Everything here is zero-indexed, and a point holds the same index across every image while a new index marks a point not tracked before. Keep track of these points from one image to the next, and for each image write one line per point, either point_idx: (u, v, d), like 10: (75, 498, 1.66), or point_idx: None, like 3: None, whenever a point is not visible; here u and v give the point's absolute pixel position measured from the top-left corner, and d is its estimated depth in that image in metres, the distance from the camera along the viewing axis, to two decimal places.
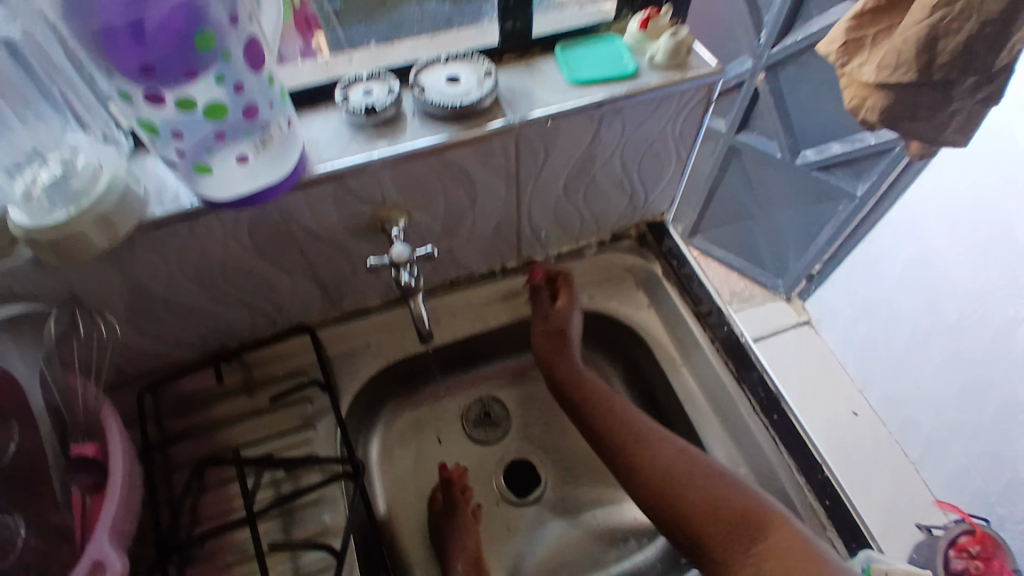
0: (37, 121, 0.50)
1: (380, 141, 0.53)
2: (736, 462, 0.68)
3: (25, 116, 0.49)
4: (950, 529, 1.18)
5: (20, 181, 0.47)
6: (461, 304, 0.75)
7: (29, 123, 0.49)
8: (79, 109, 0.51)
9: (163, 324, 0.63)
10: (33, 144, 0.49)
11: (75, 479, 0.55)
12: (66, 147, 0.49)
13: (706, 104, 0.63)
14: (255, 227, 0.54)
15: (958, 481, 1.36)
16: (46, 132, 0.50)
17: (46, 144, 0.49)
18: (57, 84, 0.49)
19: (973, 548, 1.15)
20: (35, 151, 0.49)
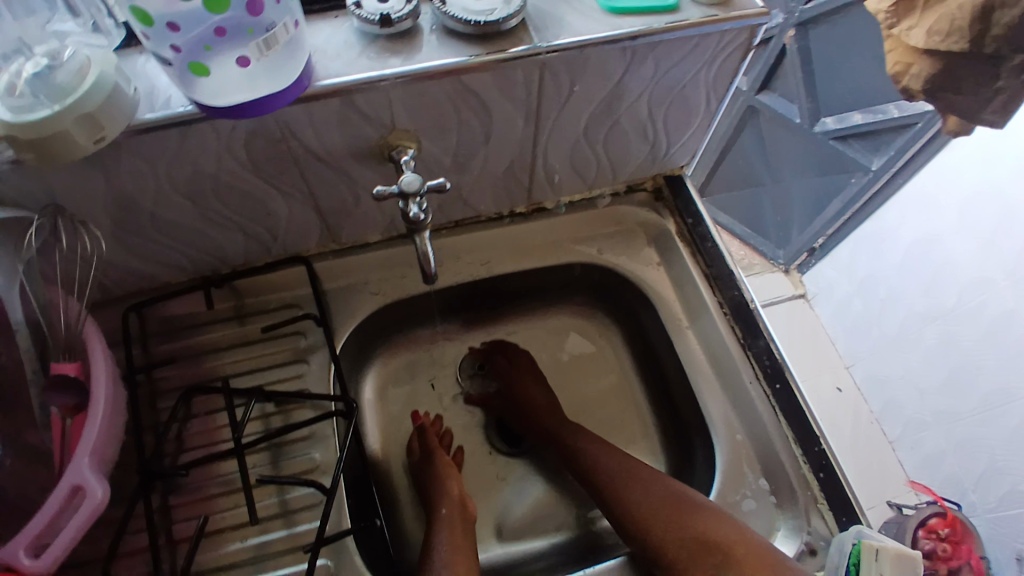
0: (28, 14, 0.46)
1: (393, 58, 0.49)
2: (732, 428, 0.66)
3: (14, 9, 0.46)
4: (922, 511, 1.26)
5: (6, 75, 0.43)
6: (465, 246, 0.72)
7: (19, 17, 0.46)
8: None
9: (151, 243, 0.59)
10: (22, 34, 0.45)
11: (54, 398, 0.52)
12: (53, 39, 0.45)
13: (746, 50, 0.58)
14: (253, 143, 0.50)
15: (935, 462, 1.37)
16: (33, 23, 0.46)
17: (30, 35, 0.46)
18: None
19: (943, 530, 1.22)
20: (21, 43, 0.45)
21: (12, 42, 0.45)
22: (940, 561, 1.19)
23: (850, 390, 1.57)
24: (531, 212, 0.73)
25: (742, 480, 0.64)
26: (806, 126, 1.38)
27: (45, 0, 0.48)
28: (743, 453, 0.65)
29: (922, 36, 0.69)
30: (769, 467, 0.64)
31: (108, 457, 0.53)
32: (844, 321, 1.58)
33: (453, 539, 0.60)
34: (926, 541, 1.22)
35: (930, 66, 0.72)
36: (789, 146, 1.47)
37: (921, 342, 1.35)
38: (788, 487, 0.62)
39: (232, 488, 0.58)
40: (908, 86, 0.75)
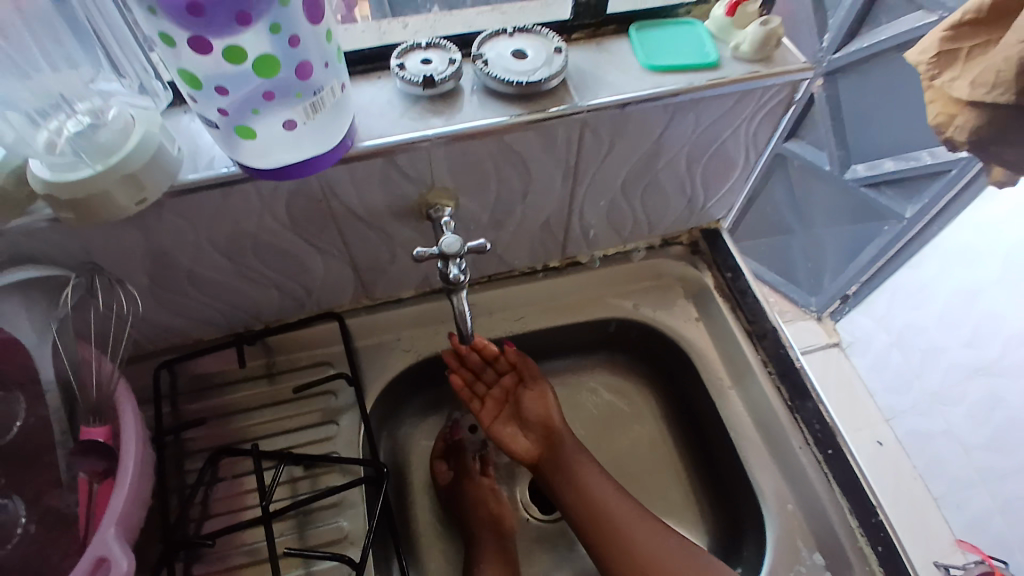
0: (67, 64, 0.44)
1: (435, 119, 0.48)
2: (783, 498, 0.61)
3: (54, 60, 0.44)
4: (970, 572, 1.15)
5: (45, 131, 0.44)
6: (498, 303, 0.70)
7: (58, 68, 0.44)
8: (114, 51, 0.48)
9: (187, 299, 0.58)
10: (55, 84, 0.44)
11: (81, 462, 0.52)
12: (96, 95, 0.45)
13: (787, 105, 0.57)
14: (293, 201, 0.50)
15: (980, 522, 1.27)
16: (73, 78, 0.45)
17: (71, 87, 0.45)
18: (87, 10, 0.44)
19: None
20: (60, 97, 0.44)
21: (51, 95, 0.44)
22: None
23: (891, 443, 1.45)
24: (566, 266, 0.71)
25: (796, 556, 0.59)
26: (837, 173, 1.36)
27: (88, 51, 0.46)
28: (796, 526, 0.60)
29: (964, 84, 0.67)
30: (825, 542, 0.59)
31: (135, 525, 0.51)
32: (883, 375, 1.50)
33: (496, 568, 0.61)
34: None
35: (976, 118, 0.70)
36: (823, 195, 1.44)
37: (964, 397, 1.33)
38: (846, 563, 0.58)
39: (258, 558, 0.55)
40: (952, 138, 0.74)
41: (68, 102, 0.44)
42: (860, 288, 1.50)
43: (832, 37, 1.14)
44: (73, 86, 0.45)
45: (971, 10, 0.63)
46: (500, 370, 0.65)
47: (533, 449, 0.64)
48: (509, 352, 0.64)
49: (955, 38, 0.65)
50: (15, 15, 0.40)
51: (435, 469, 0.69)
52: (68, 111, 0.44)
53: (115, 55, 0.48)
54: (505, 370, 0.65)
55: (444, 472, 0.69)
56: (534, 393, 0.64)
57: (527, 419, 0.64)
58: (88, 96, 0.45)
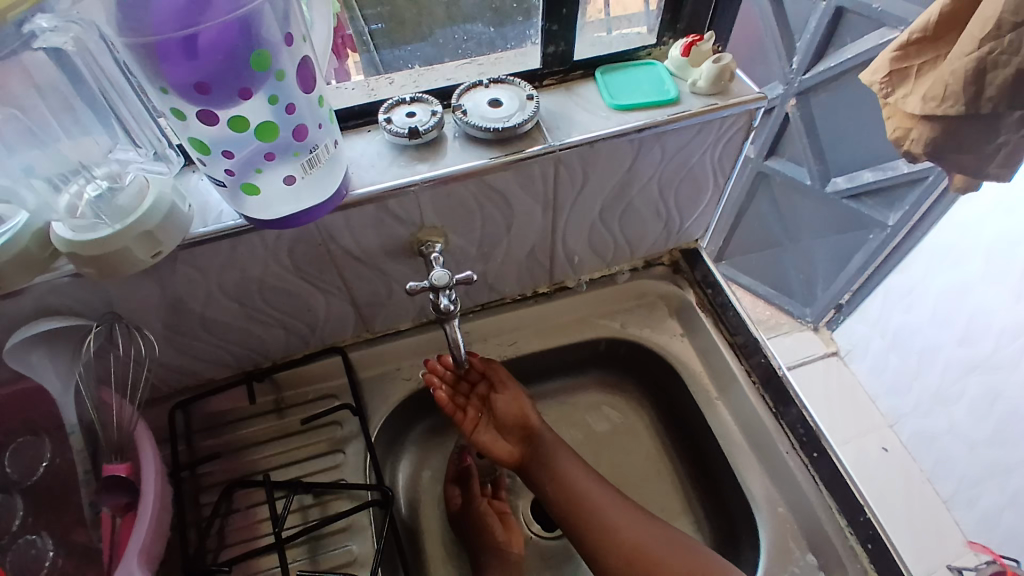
0: (82, 134, 0.48)
1: (421, 165, 0.53)
2: (773, 501, 0.64)
3: (70, 130, 0.47)
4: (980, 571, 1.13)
5: (67, 195, 0.48)
6: (493, 329, 0.74)
7: (74, 136, 0.48)
8: (129, 124, 0.49)
9: (199, 342, 0.63)
10: (74, 153, 0.48)
11: (105, 498, 0.56)
12: (115, 163, 0.49)
13: (747, 132, 0.62)
14: (295, 247, 0.54)
15: (987, 520, 1.27)
16: (92, 146, 0.49)
17: (89, 155, 0.49)
18: (103, 89, 0.46)
19: None
20: (80, 165, 0.48)
21: (69, 162, 0.48)
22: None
23: (897, 449, 1.47)
24: (554, 292, 0.75)
25: (789, 557, 0.61)
26: (818, 187, 1.40)
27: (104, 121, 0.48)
28: (788, 528, 0.63)
29: (917, 102, 0.74)
30: (817, 542, 0.62)
31: (157, 556, 0.55)
32: (882, 379, 1.51)
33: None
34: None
35: (928, 131, 0.77)
36: (805, 208, 1.49)
37: (964, 396, 1.27)
38: (838, 561, 0.60)
39: None
40: (910, 150, 0.81)
41: (86, 168, 0.49)
42: (851, 297, 1.54)
43: (800, 60, 1.25)
44: (92, 152, 0.49)
45: (917, 32, 0.73)
46: (468, 377, 0.66)
47: (516, 452, 0.66)
48: (476, 361, 0.66)
49: (906, 58, 0.75)
50: (33, 92, 0.44)
51: (448, 495, 0.71)
52: (88, 176, 0.49)
53: (130, 126, 0.49)
54: (474, 377, 0.66)
55: (457, 499, 0.70)
56: (507, 399, 0.66)
57: (505, 425, 0.66)
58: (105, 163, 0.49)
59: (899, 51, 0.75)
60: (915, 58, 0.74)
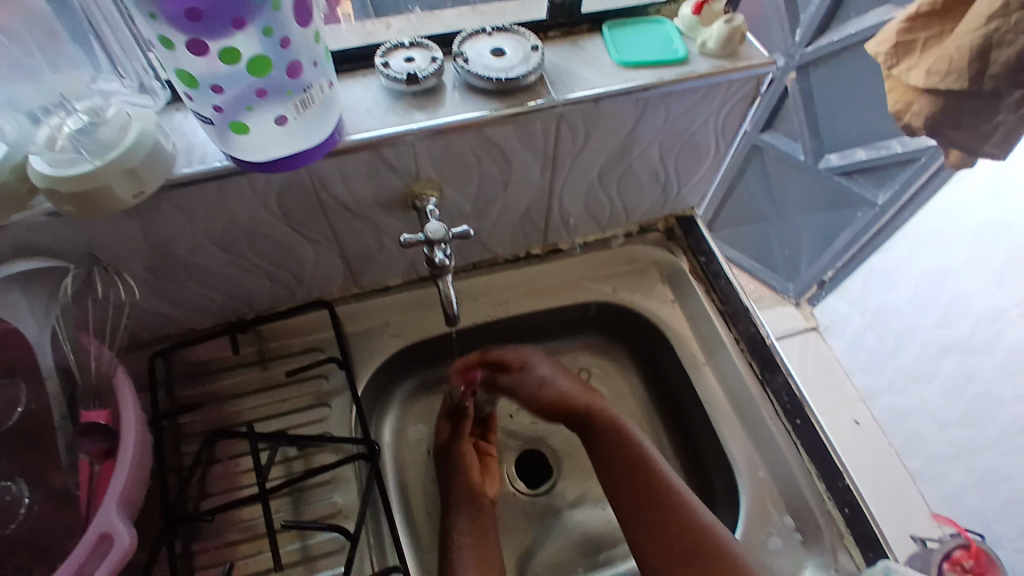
0: (64, 66, 0.47)
1: (419, 114, 0.51)
2: (755, 466, 0.66)
3: (52, 61, 0.47)
4: (946, 543, 1.21)
5: (46, 127, 0.46)
6: (483, 288, 0.73)
7: (56, 68, 0.47)
8: (115, 53, 0.50)
9: (182, 289, 0.61)
10: (56, 83, 0.47)
11: (84, 442, 0.55)
12: (97, 95, 0.48)
13: (753, 98, 0.60)
14: (285, 193, 0.52)
15: (956, 496, 1.31)
16: (76, 77, 0.48)
17: (73, 89, 0.47)
18: (93, 18, 0.47)
19: (967, 562, 1.17)
20: (62, 97, 0.47)
21: (51, 94, 0.47)
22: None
23: (868, 424, 1.50)
24: (548, 254, 0.74)
25: (768, 519, 0.63)
26: (811, 162, 1.39)
27: (88, 55, 0.49)
28: (767, 493, 0.64)
29: (921, 75, 0.73)
30: (795, 505, 0.63)
31: (135, 502, 0.55)
32: (857, 356, 1.53)
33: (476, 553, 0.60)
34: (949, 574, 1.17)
35: (930, 104, 0.76)
36: (795, 183, 1.48)
37: (937, 375, 1.30)
38: (815, 525, 0.62)
39: (256, 533, 0.59)
40: (909, 123, 0.79)
41: (68, 101, 0.47)
42: (834, 274, 1.55)
43: (803, 32, 1.22)
44: (77, 86, 0.47)
45: (927, 4, 0.72)
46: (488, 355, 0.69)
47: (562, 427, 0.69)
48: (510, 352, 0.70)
49: (912, 30, 0.74)
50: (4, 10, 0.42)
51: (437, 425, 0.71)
52: (69, 109, 0.46)
53: (115, 56, 0.50)
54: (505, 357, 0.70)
55: (444, 428, 0.70)
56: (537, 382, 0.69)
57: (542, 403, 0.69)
58: (85, 95, 0.47)
59: (903, 25, 0.74)
60: (921, 32, 0.73)
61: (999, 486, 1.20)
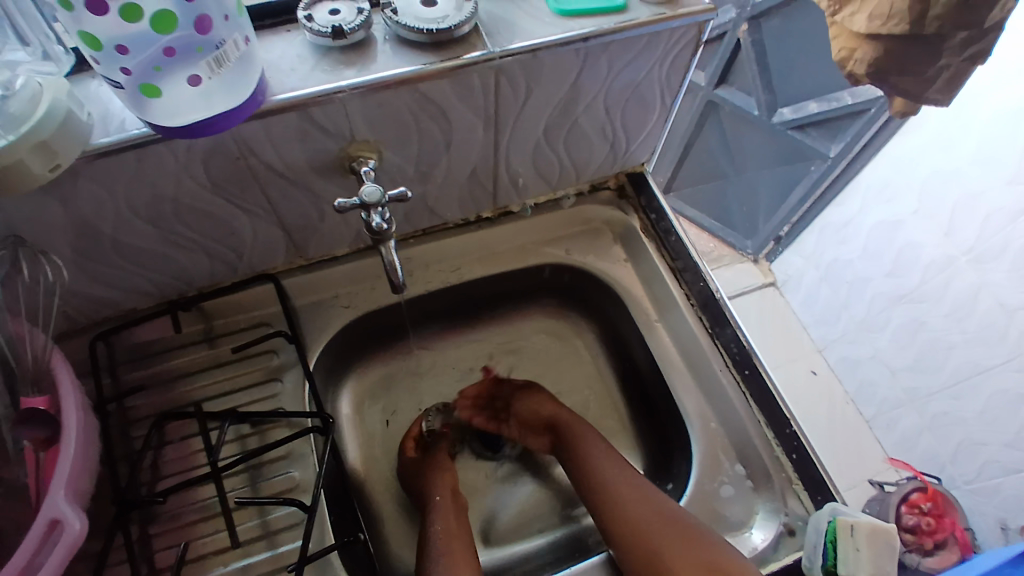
0: None
1: (348, 70, 0.49)
2: (706, 417, 0.67)
3: None
4: (903, 486, 1.15)
5: None
6: (435, 254, 0.72)
7: None
8: (16, 19, 0.47)
9: (115, 268, 0.58)
10: None
11: (24, 432, 0.51)
12: (4, 67, 0.44)
13: (696, 46, 0.59)
14: (210, 160, 0.50)
15: (909, 439, 1.37)
16: None
17: None
18: None
19: (925, 504, 1.13)
20: None
21: None
22: (924, 536, 1.09)
23: (825, 373, 1.55)
24: (499, 216, 0.73)
25: (719, 468, 0.64)
26: (765, 117, 1.40)
27: None
28: (719, 442, 0.66)
29: (863, 20, 0.73)
30: (744, 452, 0.65)
31: (84, 491, 0.53)
32: (813, 309, 1.57)
33: (446, 527, 0.62)
34: (909, 517, 1.12)
35: (873, 51, 0.76)
36: (750, 139, 1.49)
37: (888, 324, 1.34)
38: (764, 472, 0.64)
39: (210, 514, 0.58)
40: (854, 70, 0.79)
41: None
42: (791, 228, 1.58)
43: None
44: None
45: None
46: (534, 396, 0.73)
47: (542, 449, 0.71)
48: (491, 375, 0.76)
49: None
50: None
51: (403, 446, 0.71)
52: None
53: (18, 24, 0.47)
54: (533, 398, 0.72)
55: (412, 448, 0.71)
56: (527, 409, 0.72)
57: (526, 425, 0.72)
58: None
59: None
60: None
61: (948, 429, 1.26)
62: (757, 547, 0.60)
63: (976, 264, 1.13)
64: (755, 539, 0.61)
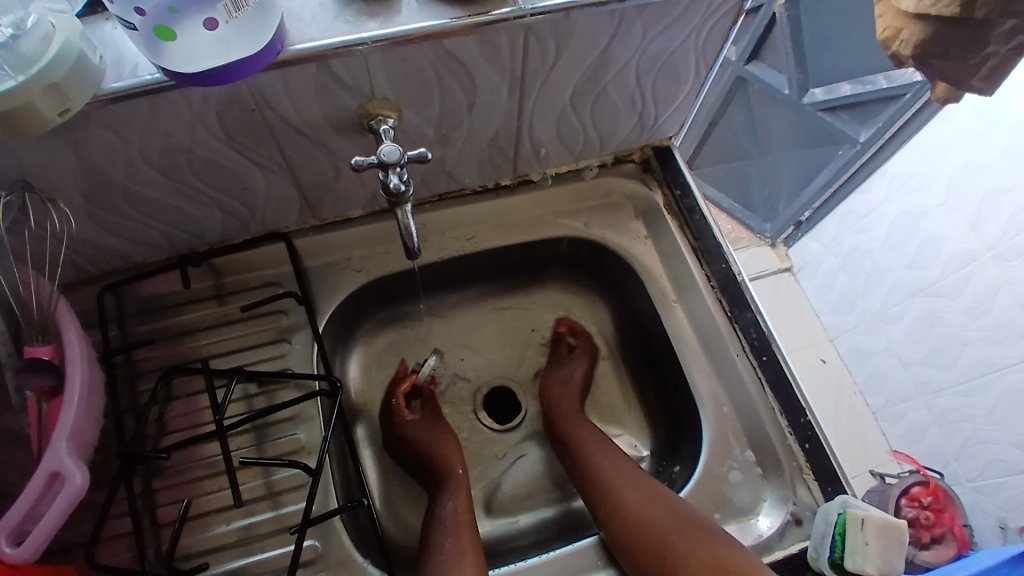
0: None
1: (371, 22, 0.47)
2: (719, 402, 0.65)
3: None
4: (904, 479, 1.13)
5: None
6: (450, 222, 0.71)
7: None
8: None
9: (126, 219, 0.57)
10: None
11: (28, 380, 0.51)
12: (16, 5, 0.40)
13: (737, 15, 0.55)
14: (225, 110, 0.48)
15: (915, 434, 1.35)
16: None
17: None
18: None
19: (926, 499, 1.10)
20: None
21: None
22: (923, 530, 1.08)
23: (835, 361, 1.52)
24: (518, 185, 0.71)
25: (728, 452, 0.63)
26: (795, 97, 1.34)
27: None
28: (729, 426, 0.64)
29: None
30: (756, 439, 0.63)
31: (88, 442, 0.53)
32: (829, 296, 1.53)
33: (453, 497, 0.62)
34: (909, 509, 1.10)
35: (920, 31, 0.69)
36: (778, 119, 1.44)
37: (904, 317, 1.31)
38: (774, 459, 0.62)
39: (216, 471, 0.58)
40: (897, 53, 0.72)
41: None
42: (812, 213, 1.54)
43: None
44: None
45: None
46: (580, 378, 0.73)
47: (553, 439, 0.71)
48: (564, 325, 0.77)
49: None
50: None
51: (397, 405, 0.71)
52: None
53: None
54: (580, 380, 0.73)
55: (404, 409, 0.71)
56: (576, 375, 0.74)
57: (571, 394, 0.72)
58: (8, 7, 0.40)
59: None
60: None
61: (955, 425, 1.24)
62: (763, 534, 0.59)
63: (998, 262, 1.09)
64: (761, 526, 0.60)
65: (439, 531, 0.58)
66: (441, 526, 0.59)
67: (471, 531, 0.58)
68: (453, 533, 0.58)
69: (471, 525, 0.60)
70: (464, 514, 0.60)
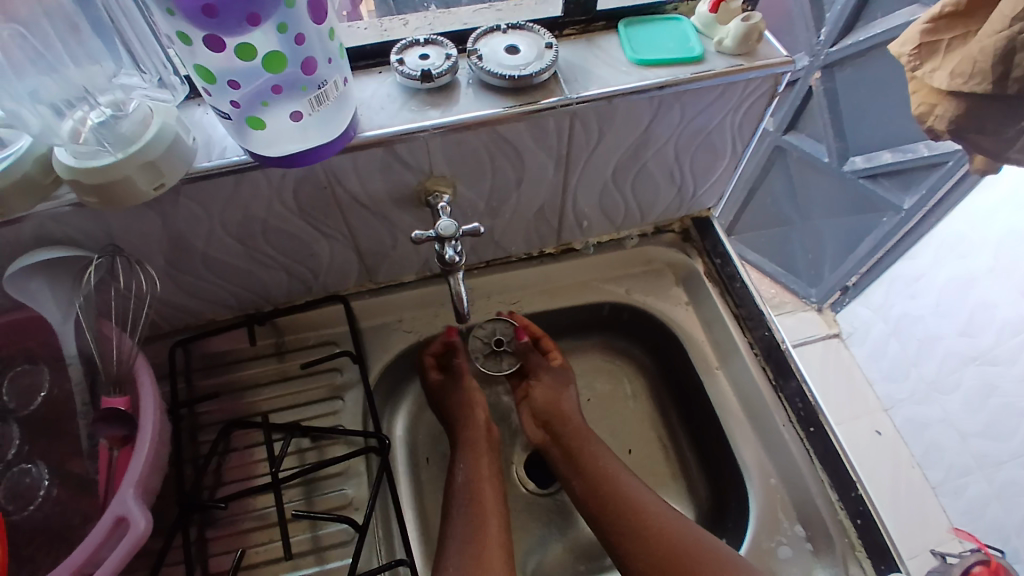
0: (89, 61, 0.47)
1: (432, 111, 0.52)
2: (766, 472, 0.65)
3: (77, 57, 0.46)
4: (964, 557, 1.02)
5: (71, 120, 0.47)
6: (496, 287, 0.74)
7: (81, 63, 0.46)
8: (134, 47, 0.49)
9: (201, 281, 0.62)
10: (79, 78, 0.47)
11: (103, 428, 0.53)
12: (117, 88, 0.48)
13: (771, 97, 0.59)
14: (300, 187, 0.53)
15: (977, 511, 1.26)
16: (98, 72, 0.47)
17: (93, 82, 0.47)
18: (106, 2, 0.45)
19: None
20: (86, 91, 0.47)
21: (75, 89, 0.47)
22: None
23: (890, 432, 1.45)
24: (562, 253, 0.75)
25: (777, 527, 0.62)
26: (834, 165, 1.36)
27: (108, 46, 0.48)
28: (777, 500, 0.63)
29: (944, 77, 0.69)
30: (805, 513, 0.62)
31: (151, 489, 0.55)
32: (880, 364, 1.49)
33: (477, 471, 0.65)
34: None
35: (954, 108, 0.72)
36: (818, 185, 1.46)
37: (959, 386, 1.27)
38: (826, 534, 0.61)
39: (266, 522, 0.60)
40: (932, 126, 0.76)
41: (91, 95, 0.47)
42: (859, 279, 1.51)
43: (829, 31, 1.18)
44: (96, 79, 0.47)
45: (951, 4, 0.68)
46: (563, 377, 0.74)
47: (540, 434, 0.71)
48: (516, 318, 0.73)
49: (936, 31, 0.70)
50: (37, 11, 0.42)
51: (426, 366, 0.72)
52: (92, 103, 0.48)
53: (135, 50, 0.49)
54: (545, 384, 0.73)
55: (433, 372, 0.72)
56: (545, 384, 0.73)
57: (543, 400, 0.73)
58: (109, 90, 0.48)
59: (952, 7, 0.68)
60: (946, 32, 0.69)
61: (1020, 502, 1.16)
62: None
63: None
64: None
65: (462, 507, 0.62)
66: (466, 503, 0.62)
67: (499, 505, 0.63)
68: (481, 509, 0.61)
69: (499, 501, 0.64)
70: (494, 492, 0.64)
